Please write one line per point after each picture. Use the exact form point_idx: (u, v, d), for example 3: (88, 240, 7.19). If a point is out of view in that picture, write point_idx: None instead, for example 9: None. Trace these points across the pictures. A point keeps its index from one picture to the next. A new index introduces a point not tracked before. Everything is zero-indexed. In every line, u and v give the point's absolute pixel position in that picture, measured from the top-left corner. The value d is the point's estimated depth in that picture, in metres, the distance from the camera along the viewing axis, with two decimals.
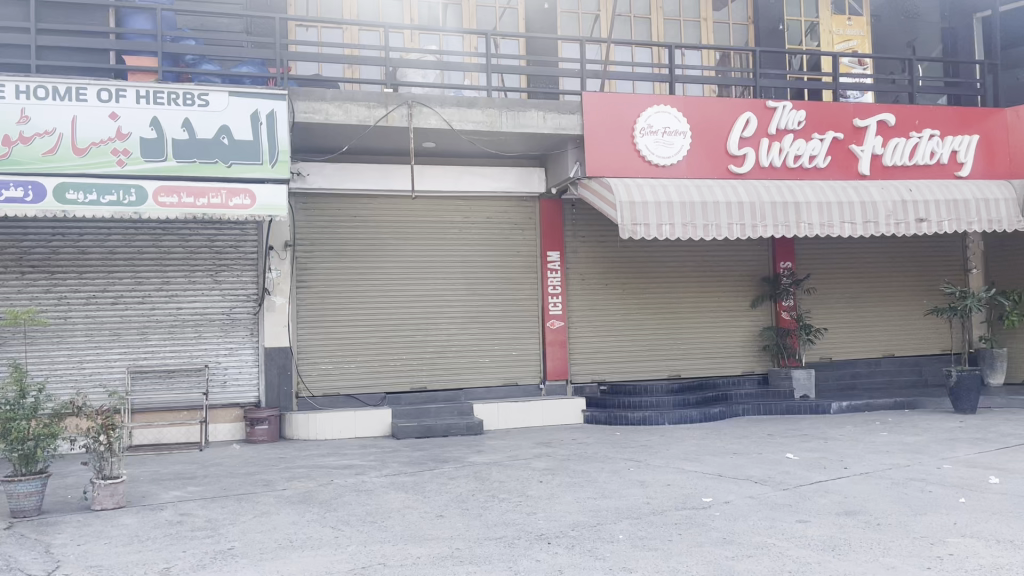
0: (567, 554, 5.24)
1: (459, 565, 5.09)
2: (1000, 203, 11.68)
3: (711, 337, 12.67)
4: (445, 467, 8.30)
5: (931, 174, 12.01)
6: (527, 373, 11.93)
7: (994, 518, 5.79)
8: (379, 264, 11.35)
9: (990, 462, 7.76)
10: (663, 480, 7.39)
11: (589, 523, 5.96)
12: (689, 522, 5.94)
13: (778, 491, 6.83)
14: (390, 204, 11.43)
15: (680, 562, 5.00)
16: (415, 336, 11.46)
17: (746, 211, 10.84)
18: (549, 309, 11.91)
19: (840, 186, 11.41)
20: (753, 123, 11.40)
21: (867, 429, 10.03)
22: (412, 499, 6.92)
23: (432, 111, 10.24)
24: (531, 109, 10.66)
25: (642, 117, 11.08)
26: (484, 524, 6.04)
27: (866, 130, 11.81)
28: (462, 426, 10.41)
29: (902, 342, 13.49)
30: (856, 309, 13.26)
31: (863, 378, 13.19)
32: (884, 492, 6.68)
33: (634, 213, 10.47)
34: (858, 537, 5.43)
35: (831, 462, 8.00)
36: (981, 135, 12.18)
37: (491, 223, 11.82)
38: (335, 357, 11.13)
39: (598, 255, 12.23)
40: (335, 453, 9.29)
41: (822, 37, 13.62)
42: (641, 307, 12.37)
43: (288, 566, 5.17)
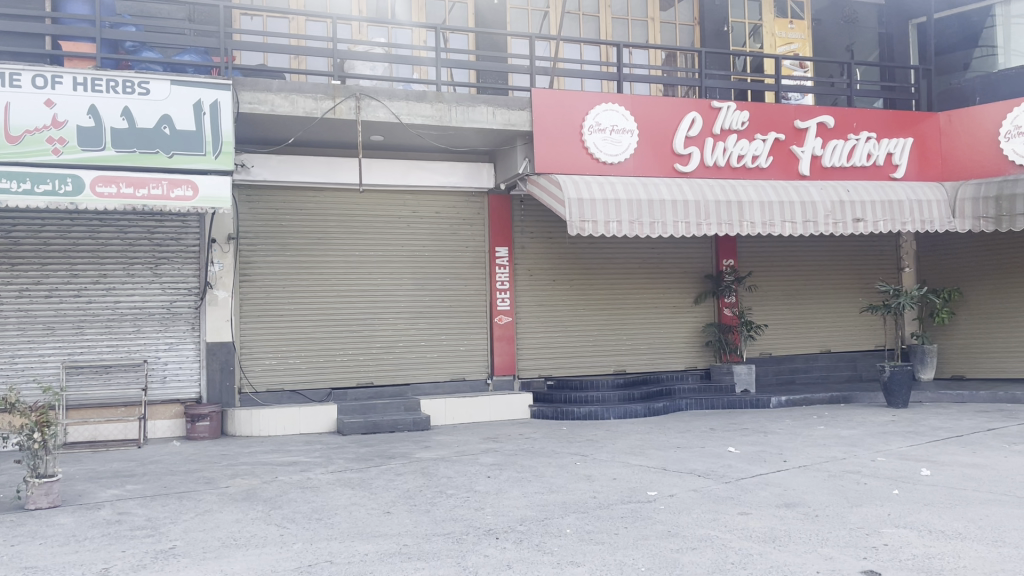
0: (515, 548, 5.28)
1: (406, 561, 5.08)
2: (932, 204, 12.12)
3: (656, 333, 12.87)
4: (392, 463, 8.27)
5: (868, 175, 12.35)
6: (474, 369, 11.93)
7: (926, 509, 6.02)
8: (325, 258, 11.22)
9: (921, 455, 8.04)
10: (609, 474, 7.47)
11: (537, 518, 6.01)
12: (634, 515, 6.04)
13: (720, 484, 7.00)
14: (337, 198, 11.31)
15: (626, 555, 5.07)
16: (362, 332, 11.37)
17: (690, 209, 11.03)
18: (497, 305, 11.94)
19: (781, 186, 11.69)
20: (698, 123, 11.59)
21: (806, 422, 10.31)
22: (359, 496, 6.87)
23: (380, 104, 10.15)
24: (480, 105, 10.63)
25: (591, 114, 11.17)
26: (432, 520, 6.03)
27: (806, 131, 12.11)
28: (409, 422, 10.38)
29: (839, 338, 13.88)
30: (795, 306, 13.62)
31: (802, 373, 13.50)
32: (822, 485, 6.88)
33: (582, 210, 10.55)
34: (796, 529, 5.58)
35: (771, 456, 8.20)
36: (915, 138, 12.58)
37: (440, 218, 11.78)
38: (278, 352, 10.96)
39: (546, 251, 12.29)
40: (278, 450, 9.16)
41: (765, 39, 13.95)
42: (587, 303, 12.49)
43: (232, 565, 5.09)
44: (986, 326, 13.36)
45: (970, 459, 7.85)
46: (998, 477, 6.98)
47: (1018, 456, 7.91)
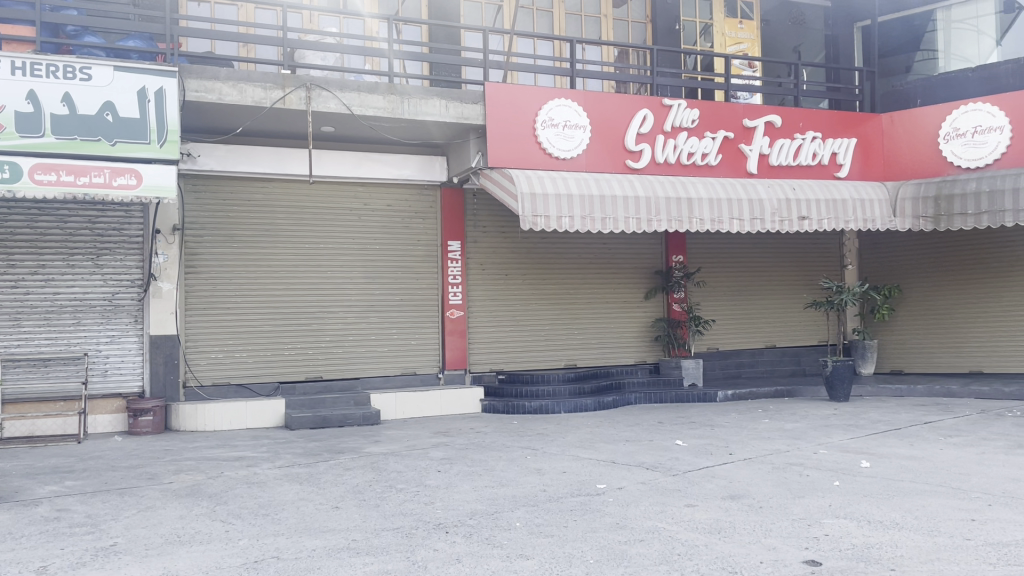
0: (465, 542, 5.28)
1: (355, 556, 5.05)
2: (874, 203, 12.44)
3: (607, 328, 12.97)
4: (341, 457, 8.19)
5: (813, 174, 12.62)
6: (425, 363, 11.88)
7: (865, 500, 6.19)
8: (274, 251, 11.05)
9: (861, 448, 8.27)
10: (559, 468, 7.52)
11: (487, 512, 6.03)
12: (584, 508, 6.09)
13: (668, 477, 7.10)
14: (286, 188, 11.14)
15: (575, 548, 5.11)
16: (311, 326, 11.23)
17: (641, 206, 11.15)
18: (449, 298, 11.90)
19: (730, 184, 11.88)
20: (649, 120, 11.72)
21: (751, 416, 10.51)
22: (307, 490, 6.80)
23: (331, 95, 10.03)
24: (433, 98, 10.57)
25: (544, 109, 11.20)
26: (381, 515, 6.00)
27: (754, 130, 12.31)
28: (359, 416, 10.29)
29: (784, 333, 14.17)
30: (742, 302, 13.86)
31: (747, 368, 13.79)
32: (766, 477, 7.03)
33: (534, 204, 10.57)
34: (741, 520, 5.69)
35: (717, 448, 8.35)
36: (858, 138, 12.89)
37: (391, 211, 11.69)
38: (225, 345, 10.77)
39: (498, 245, 12.30)
40: (224, 445, 9.00)
41: (715, 39, 14.18)
42: (538, 297, 12.54)
43: (176, 562, 5.00)
44: (924, 322, 13.77)
45: (907, 451, 8.09)
46: (933, 469, 7.22)
47: (952, 448, 8.19)
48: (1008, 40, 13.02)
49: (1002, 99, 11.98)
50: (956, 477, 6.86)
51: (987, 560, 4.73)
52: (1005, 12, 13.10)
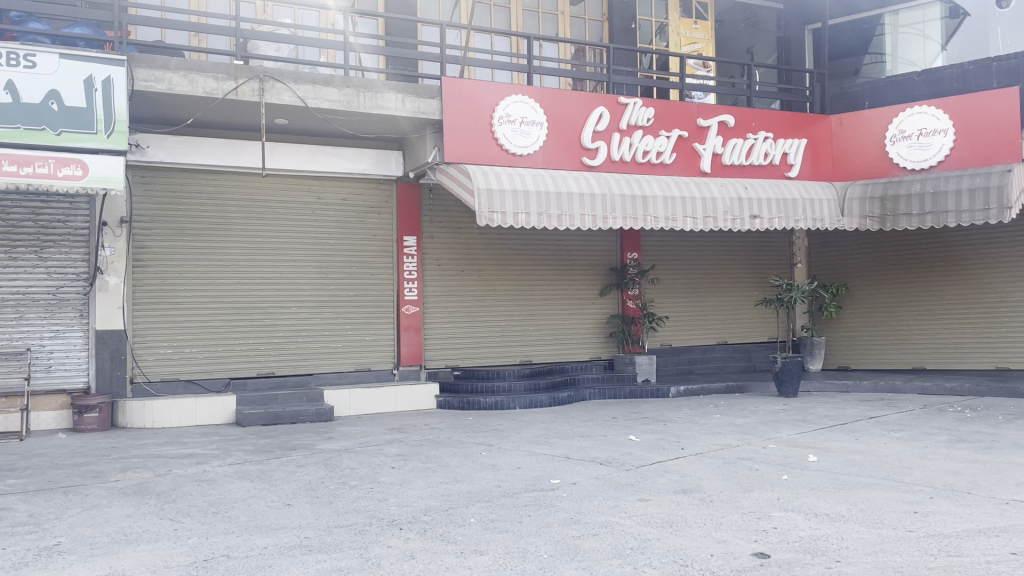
0: (419, 539, 5.26)
1: (307, 553, 4.99)
2: (823, 203, 12.72)
3: (561, 324, 13.04)
4: (293, 454, 8.10)
5: (765, 173, 12.83)
6: (379, 359, 11.79)
7: (812, 493, 6.32)
8: (224, 245, 10.86)
9: (808, 442, 8.45)
10: (514, 464, 7.54)
11: (441, 508, 6.01)
12: (538, 503, 6.11)
13: (621, 471, 7.17)
14: (238, 181, 10.96)
15: (529, 543, 5.13)
16: (263, 321, 11.07)
17: (597, 203, 11.21)
18: (405, 294, 11.83)
19: (683, 182, 12.02)
20: (606, 118, 11.81)
21: (703, 412, 10.65)
22: (258, 488, 6.70)
23: (285, 86, 9.88)
24: (389, 91, 10.47)
25: (501, 105, 11.20)
26: (334, 512, 5.95)
27: (707, 130, 12.48)
28: (312, 413, 10.17)
29: (735, 330, 14.40)
30: (695, 299, 14.06)
31: (699, 364, 14.00)
32: (717, 471, 7.14)
33: (491, 200, 10.56)
34: (692, 514, 5.78)
35: (669, 443, 8.46)
36: (808, 139, 13.15)
37: (346, 206, 11.58)
38: (174, 341, 10.55)
39: (454, 241, 12.26)
40: (173, 442, 8.82)
41: (670, 38, 14.35)
42: (494, 293, 12.54)
43: (122, 561, 4.89)
44: (870, 320, 14.10)
45: (853, 445, 8.29)
46: (877, 463, 7.41)
47: (895, 442, 8.41)
48: (951, 46, 13.30)
49: (946, 103, 12.20)
50: (900, 471, 7.04)
51: (929, 551, 4.87)
52: (951, 17, 13.41)
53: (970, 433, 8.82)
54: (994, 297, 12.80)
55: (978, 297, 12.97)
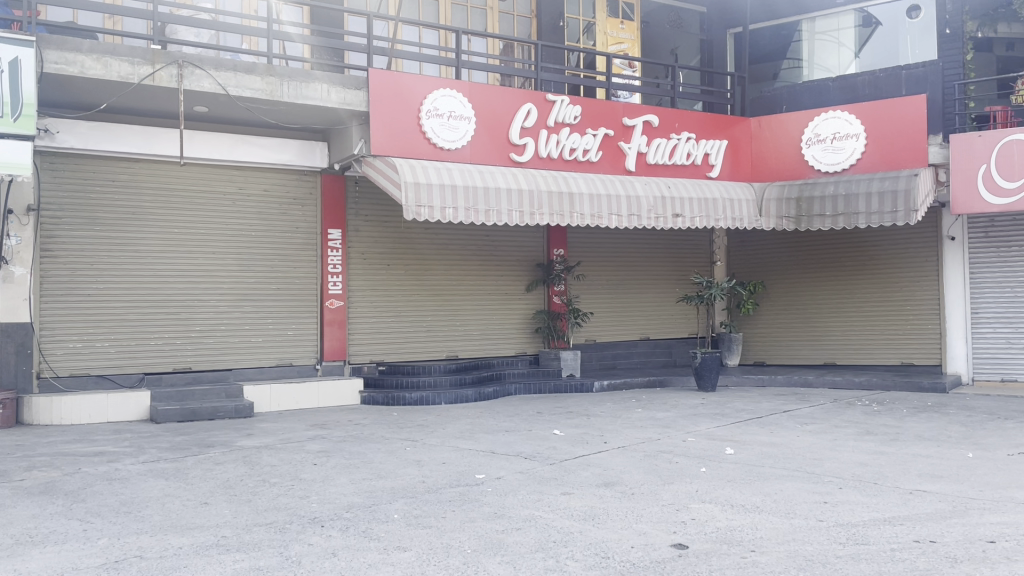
0: (341, 536, 5.19)
1: (225, 553, 4.87)
2: (742, 203, 13.08)
3: (487, 319, 13.06)
4: (211, 451, 7.89)
5: (687, 173, 13.12)
6: (302, 354, 11.57)
7: (729, 485, 6.52)
8: (139, 235, 10.48)
9: (726, 435, 8.69)
10: (438, 459, 7.52)
11: (364, 504, 5.96)
12: (462, 498, 6.12)
13: (545, 466, 7.23)
14: (155, 169, 10.59)
15: (453, 538, 5.13)
16: (180, 314, 10.73)
17: (524, 199, 11.25)
18: (329, 288, 11.64)
19: (609, 179, 12.19)
20: (533, 114, 11.87)
21: (625, 406, 10.83)
22: (172, 486, 6.50)
23: (205, 73, 9.59)
24: (315, 81, 10.29)
25: (429, 99, 11.13)
26: (253, 510, 5.82)
27: (633, 129, 12.68)
28: (230, 409, 9.92)
29: (657, 326, 14.69)
30: (618, 296, 14.29)
31: (622, 358, 14.21)
32: (638, 464, 7.27)
33: (418, 194, 10.46)
34: (613, 507, 5.87)
35: (593, 438, 8.57)
36: (729, 141, 13.50)
37: (268, 197, 11.32)
38: (84, 334, 10.14)
39: (380, 234, 12.13)
40: (82, 440, 8.48)
41: (597, 37, 14.54)
42: (420, 288, 12.47)
43: (27, 564, 4.68)
44: (785, 317, 14.59)
45: (767, 438, 8.57)
46: (791, 455, 7.67)
47: (807, 435, 8.72)
48: (866, 52, 13.83)
49: (858, 109, 12.69)
50: (812, 462, 7.32)
51: (837, 540, 5.08)
52: (864, 26, 13.91)
53: (876, 426, 9.22)
54: (899, 295, 13.34)
55: (885, 296, 13.51)
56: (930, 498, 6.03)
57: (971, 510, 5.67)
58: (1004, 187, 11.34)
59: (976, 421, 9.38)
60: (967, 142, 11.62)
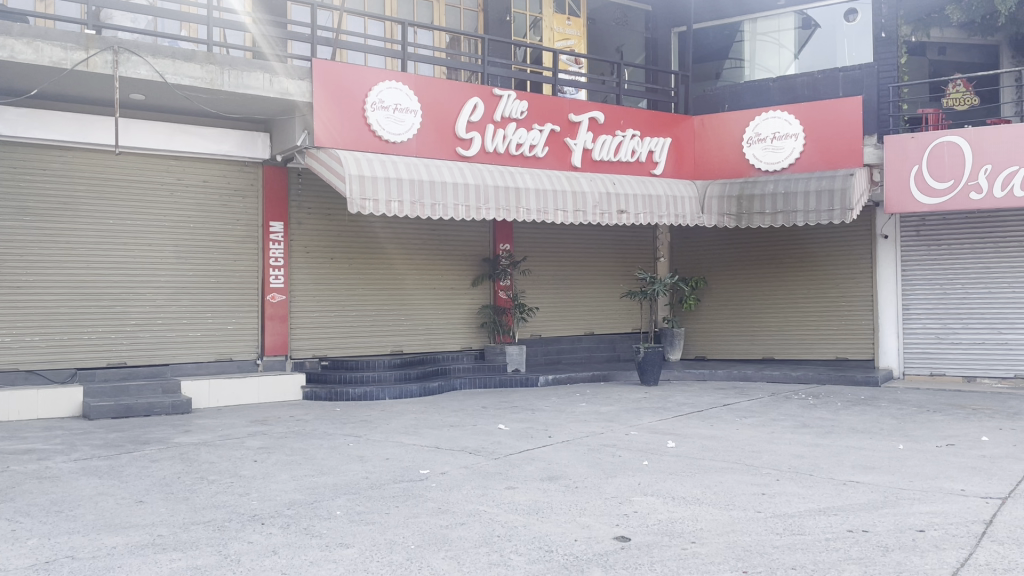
0: (282, 533, 5.11)
1: (161, 552, 4.74)
2: (684, 200, 13.27)
3: (433, 314, 13.00)
4: (147, 448, 7.68)
5: (632, 170, 13.24)
6: (242, 349, 11.32)
7: (671, 478, 6.61)
8: (71, 226, 10.14)
9: (667, 429, 8.82)
10: (382, 455, 7.45)
11: (305, 501, 5.87)
12: (406, 494, 6.08)
13: (489, 460, 7.23)
14: (88, 158, 10.26)
15: (397, 534, 5.09)
16: (114, 308, 10.42)
17: (470, 193, 11.23)
18: (271, 281, 11.43)
19: (555, 175, 12.24)
20: (480, 108, 11.85)
21: (569, 400, 10.90)
22: (105, 485, 6.31)
23: (142, 60, 9.32)
24: (256, 70, 10.08)
25: (374, 91, 11.00)
26: (191, 508, 5.69)
27: (579, 125, 12.75)
28: (167, 404, 9.68)
29: (601, 321, 14.82)
30: (563, 291, 14.37)
31: (567, 353, 14.31)
32: (581, 458, 7.33)
33: (363, 187, 10.34)
34: (557, 500, 5.90)
35: (537, 432, 8.60)
36: (672, 139, 13.68)
37: (207, 188, 11.06)
38: (13, 328, 9.78)
39: (324, 228, 11.97)
40: (9, 437, 8.16)
41: (544, 33, 14.59)
42: (364, 282, 12.36)
43: None
44: (725, 312, 14.86)
45: (708, 431, 8.71)
46: (730, 448, 7.82)
47: (746, 428, 8.90)
48: (805, 54, 14.13)
49: (797, 109, 12.98)
50: (750, 455, 7.47)
51: (775, 530, 5.19)
52: (803, 28, 14.21)
53: (812, 419, 9.47)
54: (835, 291, 13.70)
55: (822, 292, 13.86)
56: (863, 488, 6.22)
57: (902, 500, 5.86)
58: (935, 188, 11.74)
59: (907, 414, 9.69)
60: (901, 143, 11.97)
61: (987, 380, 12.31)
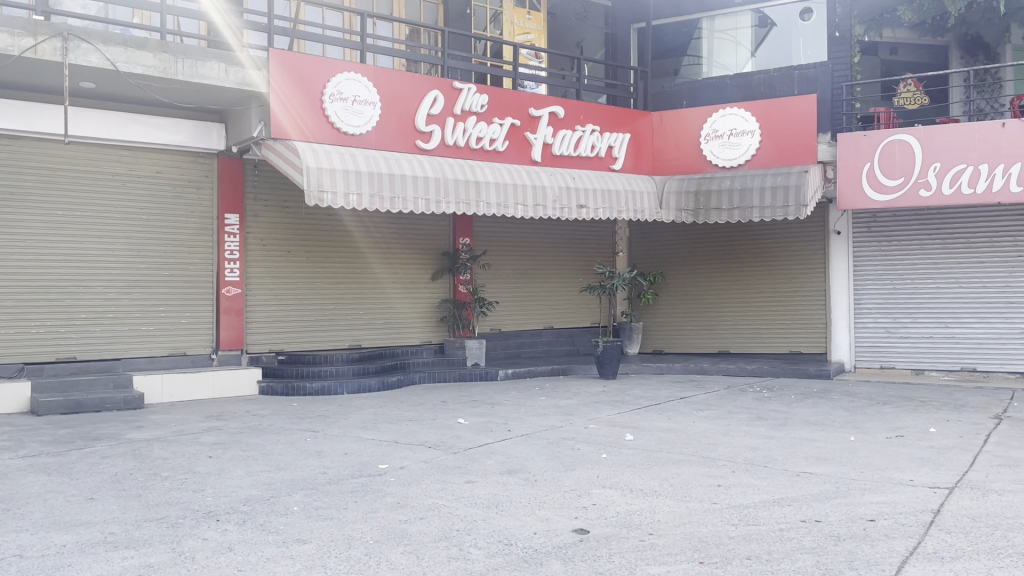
0: (238, 530, 5.04)
1: (113, 550, 4.65)
2: (643, 195, 13.35)
3: (391, 309, 12.92)
4: (98, 445, 7.51)
5: (592, 165, 13.29)
6: (197, 343, 11.13)
7: (629, 470, 6.67)
8: (18, 216, 9.87)
9: (626, 422, 8.89)
10: (340, 450, 7.39)
11: (262, 497, 5.80)
12: (364, 489, 6.04)
13: (449, 455, 7.21)
14: (37, 147, 9.98)
15: (355, 529, 5.06)
16: (63, 301, 10.17)
17: (430, 186, 11.15)
18: (226, 275, 11.24)
19: (515, 169, 12.23)
20: (440, 102, 11.79)
21: (529, 394, 10.93)
22: (55, 482, 6.16)
23: (93, 48, 9.09)
24: (211, 59, 9.89)
25: (332, 83, 10.88)
26: (143, 505, 5.58)
27: (539, 120, 12.77)
28: (119, 400, 9.48)
29: (560, 315, 14.89)
30: (523, 285, 14.39)
31: (526, 348, 14.35)
32: (541, 452, 7.35)
33: (320, 179, 10.22)
34: (516, 494, 5.91)
35: (496, 426, 8.60)
36: (632, 134, 13.76)
37: (160, 178, 10.83)
38: None
39: (280, 221, 11.82)
40: None
41: (504, 27, 14.74)
42: (322, 276, 12.23)
43: None
44: (682, 307, 15.02)
45: (666, 424, 8.80)
46: (687, 440, 7.92)
47: (703, 421, 9.02)
48: (761, 53, 14.30)
49: (754, 106, 13.16)
50: (706, 447, 7.57)
51: (730, 521, 5.27)
52: (759, 26, 14.37)
53: (767, 411, 9.62)
54: (789, 286, 13.95)
55: (776, 287, 14.09)
56: (815, 479, 6.34)
57: (853, 490, 6.00)
58: (887, 185, 11.99)
59: (858, 407, 9.90)
60: (854, 141, 12.20)
61: (935, 373, 12.64)
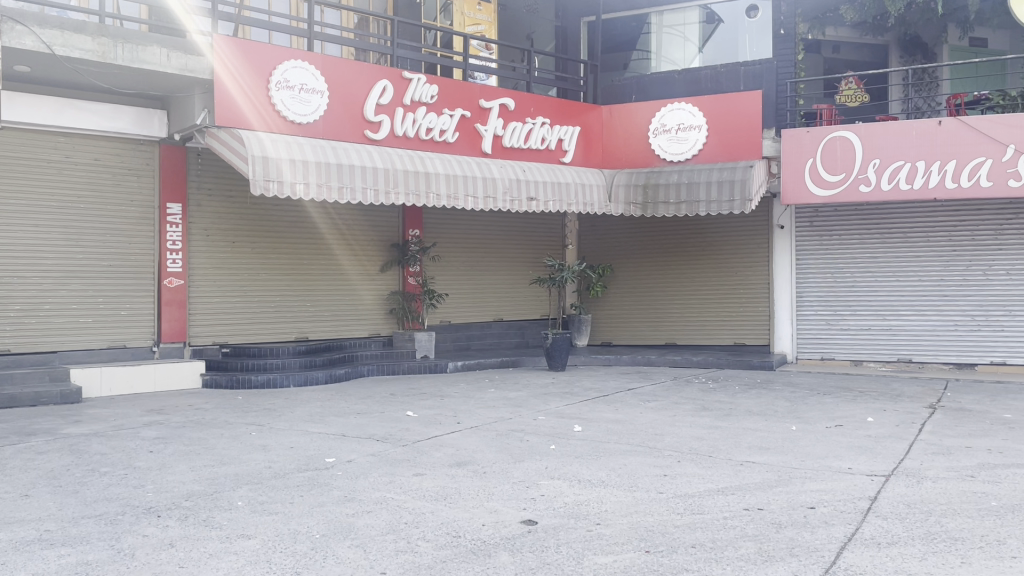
0: (180, 526, 4.93)
1: (48, 548, 4.51)
2: (592, 187, 13.40)
3: (339, 301, 12.78)
4: (32, 440, 7.27)
5: (541, 157, 13.32)
6: (138, 336, 10.83)
7: (576, 461, 6.71)
8: None
9: (574, 413, 8.94)
10: (286, 443, 7.28)
11: (205, 492, 5.68)
12: (311, 483, 5.96)
13: (397, 447, 7.16)
14: None
15: (301, 524, 4.99)
16: None
17: (379, 177, 11.04)
18: (167, 266, 10.97)
19: (465, 161, 12.18)
20: (389, 92, 11.68)
21: (478, 386, 10.91)
22: None
23: (27, 30, 8.78)
24: (153, 45, 9.63)
25: (279, 70, 10.71)
26: (80, 502, 5.42)
27: (489, 112, 12.74)
28: (55, 394, 9.20)
29: (510, 308, 14.91)
30: (472, 277, 14.38)
31: (476, 339, 14.25)
32: (489, 444, 7.35)
33: (266, 168, 10.04)
34: (465, 486, 5.91)
35: (445, 418, 8.57)
36: (581, 127, 13.82)
37: (99, 166, 10.52)
38: None
39: (225, 211, 11.58)
40: None
41: (454, 17, 14.53)
42: (268, 267, 12.03)
43: None
44: (630, 299, 15.17)
45: (613, 415, 8.89)
46: (634, 431, 8.01)
47: (650, 412, 9.13)
48: (708, 48, 14.48)
49: (701, 101, 13.32)
50: (653, 438, 7.67)
51: (676, 510, 5.34)
52: (707, 22, 14.50)
53: (712, 402, 9.78)
54: (734, 279, 14.19)
55: (721, 280, 14.32)
56: (759, 468, 6.47)
57: (794, 478, 6.14)
58: (829, 181, 12.27)
59: (800, 397, 10.13)
60: (797, 137, 12.45)
61: (873, 364, 13.02)
